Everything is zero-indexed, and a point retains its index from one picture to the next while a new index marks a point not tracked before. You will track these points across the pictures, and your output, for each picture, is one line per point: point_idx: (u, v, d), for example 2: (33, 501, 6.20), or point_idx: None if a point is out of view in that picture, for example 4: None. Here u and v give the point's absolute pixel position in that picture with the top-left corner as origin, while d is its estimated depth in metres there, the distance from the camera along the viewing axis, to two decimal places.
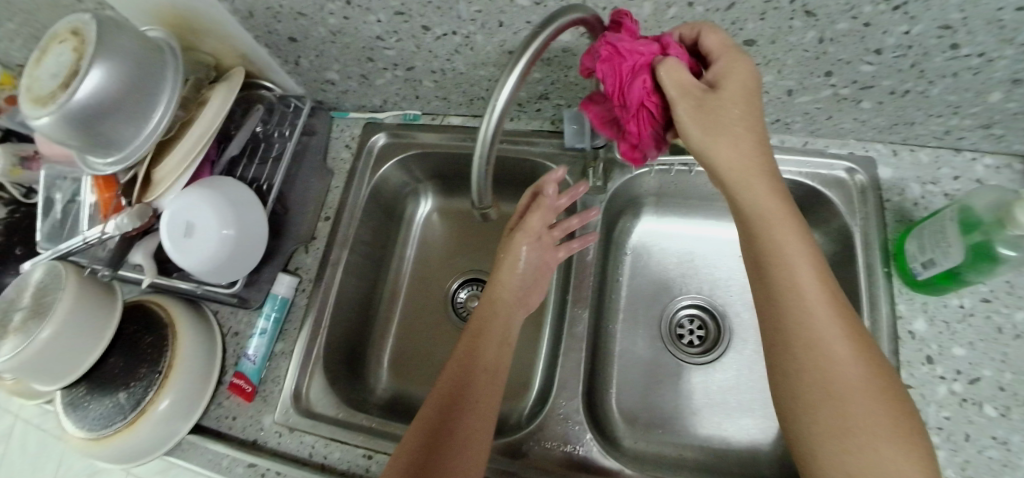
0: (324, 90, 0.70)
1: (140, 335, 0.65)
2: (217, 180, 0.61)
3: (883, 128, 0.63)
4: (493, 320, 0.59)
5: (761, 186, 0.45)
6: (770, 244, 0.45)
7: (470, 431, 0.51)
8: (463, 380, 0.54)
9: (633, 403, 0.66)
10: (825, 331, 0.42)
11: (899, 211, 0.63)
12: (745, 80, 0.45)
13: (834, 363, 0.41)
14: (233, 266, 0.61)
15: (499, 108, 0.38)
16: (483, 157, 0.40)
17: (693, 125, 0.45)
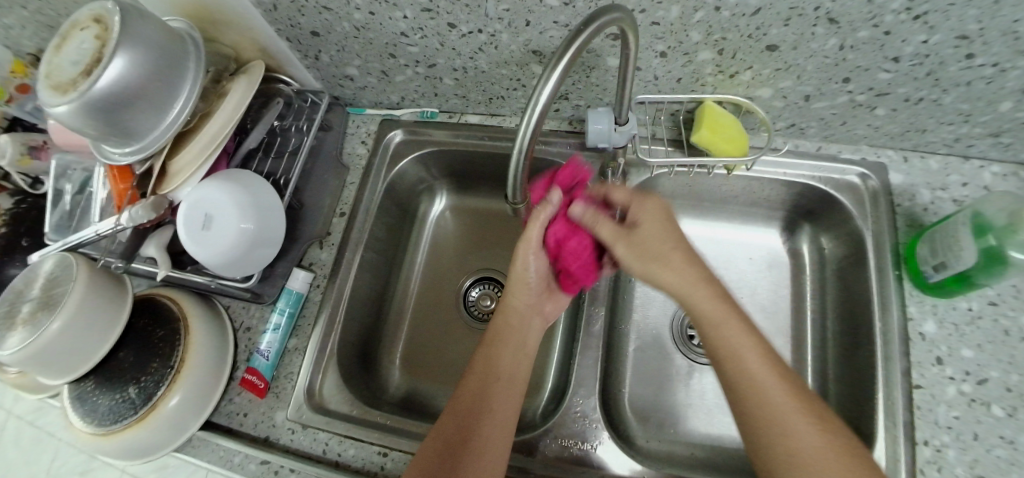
0: (342, 85, 0.70)
1: (150, 330, 0.63)
2: (236, 173, 0.60)
3: (895, 134, 0.65)
4: (511, 326, 0.58)
5: (699, 289, 0.48)
6: (716, 339, 0.47)
7: (492, 433, 0.51)
8: (482, 389, 0.54)
9: (646, 402, 0.66)
10: (780, 410, 0.43)
11: (910, 216, 0.64)
12: (655, 218, 0.53)
13: (794, 437, 0.42)
14: (249, 260, 0.61)
15: (542, 103, 0.39)
16: (519, 161, 0.42)
17: (628, 260, 0.52)
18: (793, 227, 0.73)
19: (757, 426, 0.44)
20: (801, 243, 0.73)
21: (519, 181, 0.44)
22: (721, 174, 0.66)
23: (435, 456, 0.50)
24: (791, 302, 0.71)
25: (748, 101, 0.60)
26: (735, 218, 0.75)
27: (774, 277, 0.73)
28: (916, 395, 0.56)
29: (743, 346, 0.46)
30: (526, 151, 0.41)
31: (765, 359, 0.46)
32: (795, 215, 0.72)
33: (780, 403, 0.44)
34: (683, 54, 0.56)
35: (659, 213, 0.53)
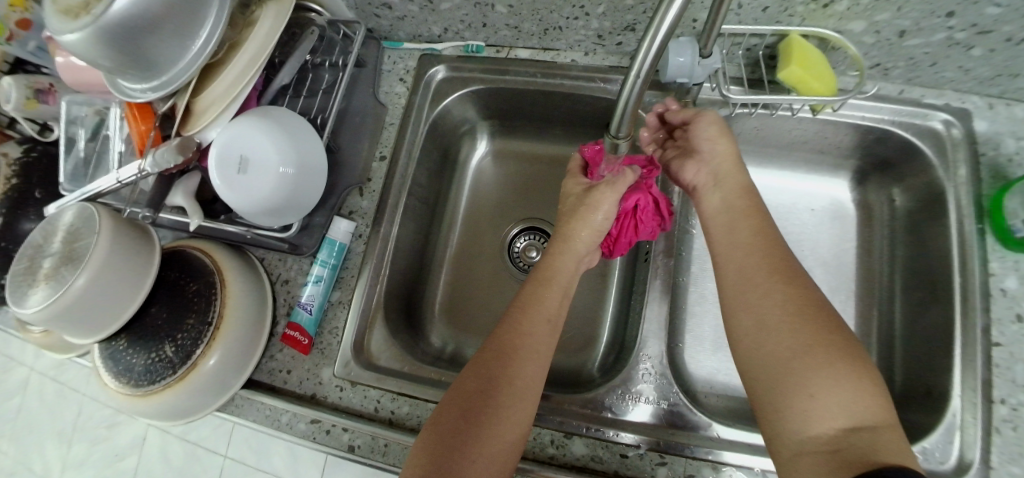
0: (378, 15, 0.63)
1: (184, 283, 0.59)
2: (269, 109, 0.55)
3: (985, 79, 0.59)
4: (566, 257, 0.56)
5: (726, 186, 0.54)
6: (727, 232, 0.52)
7: (538, 344, 0.50)
8: (547, 279, 0.54)
9: (704, 359, 0.64)
10: (769, 293, 0.46)
11: (994, 166, 0.59)
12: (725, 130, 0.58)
13: (779, 319, 0.45)
14: (290, 206, 0.56)
15: (669, 22, 0.34)
16: (637, 84, 0.39)
17: (703, 133, 0.55)
18: (862, 179, 0.69)
19: (751, 321, 0.46)
20: (869, 194, 0.69)
21: (631, 105, 0.41)
22: (805, 115, 0.61)
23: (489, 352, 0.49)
24: (855, 256, 0.69)
25: (840, 37, 0.55)
26: (798, 166, 0.71)
27: (837, 229, 0.70)
28: (995, 353, 0.54)
29: (752, 251, 0.49)
30: (649, 69, 0.37)
31: (774, 264, 0.48)
32: (867, 165, 0.68)
33: (784, 300, 0.45)
34: None
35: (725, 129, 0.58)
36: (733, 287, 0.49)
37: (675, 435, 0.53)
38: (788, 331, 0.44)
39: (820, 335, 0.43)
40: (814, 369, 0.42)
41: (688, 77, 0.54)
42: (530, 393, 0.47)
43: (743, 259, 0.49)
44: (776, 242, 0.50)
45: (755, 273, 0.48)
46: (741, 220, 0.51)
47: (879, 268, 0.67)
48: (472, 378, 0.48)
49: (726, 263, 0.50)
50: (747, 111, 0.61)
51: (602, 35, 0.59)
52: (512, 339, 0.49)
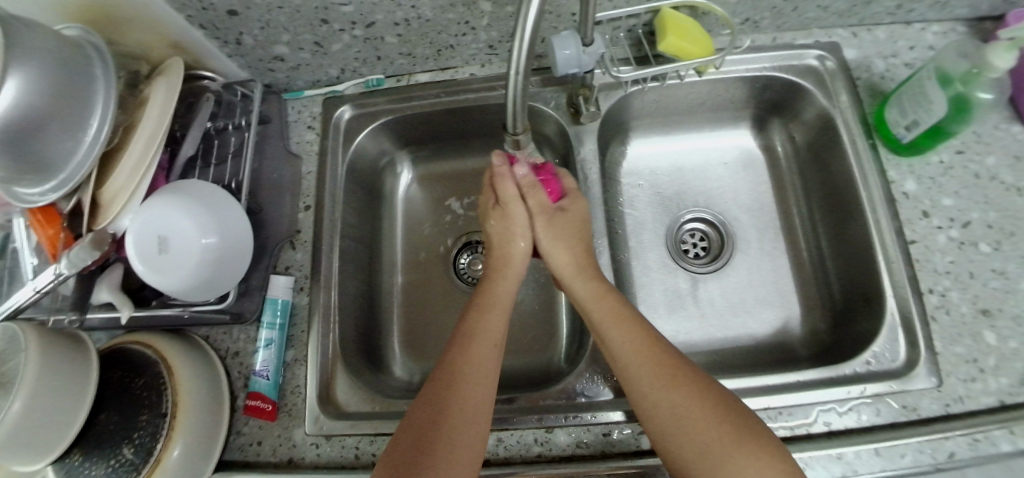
0: (271, 69, 0.63)
1: (129, 381, 0.55)
2: (181, 183, 0.54)
3: (844, 11, 0.64)
4: (503, 281, 0.58)
5: (588, 285, 0.55)
6: (596, 328, 0.53)
7: (485, 367, 0.50)
8: (487, 305, 0.55)
9: (662, 323, 0.67)
10: (644, 380, 0.48)
11: (870, 86, 0.65)
12: (578, 219, 0.59)
13: (663, 405, 0.47)
14: (222, 276, 0.55)
15: (534, 16, 0.36)
16: (519, 80, 0.41)
17: (544, 239, 0.58)
18: (761, 124, 0.74)
19: (655, 427, 0.47)
20: (771, 136, 0.74)
21: (520, 102, 0.43)
22: (693, 79, 0.66)
23: (424, 410, 0.47)
24: (773, 196, 0.73)
25: (705, 1, 0.58)
26: (705, 125, 0.74)
27: (752, 176, 0.74)
28: (914, 251, 0.59)
29: (625, 340, 0.51)
30: (524, 64, 0.39)
31: (646, 346, 0.50)
32: (762, 112, 0.72)
33: (675, 398, 0.47)
34: None
35: (582, 212, 0.59)
36: (622, 376, 0.50)
37: None
38: (675, 408, 0.46)
39: (717, 423, 0.45)
40: (711, 446, 0.44)
41: (576, 67, 0.55)
42: (480, 414, 0.48)
43: (619, 349, 0.51)
44: (653, 338, 0.51)
45: (642, 378, 0.48)
46: (609, 307, 0.53)
47: (797, 201, 0.71)
48: (402, 440, 0.46)
49: (619, 371, 0.50)
50: (639, 86, 0.64)
51: (492, 45, 0.63)
52: (456, 365, 0.50)
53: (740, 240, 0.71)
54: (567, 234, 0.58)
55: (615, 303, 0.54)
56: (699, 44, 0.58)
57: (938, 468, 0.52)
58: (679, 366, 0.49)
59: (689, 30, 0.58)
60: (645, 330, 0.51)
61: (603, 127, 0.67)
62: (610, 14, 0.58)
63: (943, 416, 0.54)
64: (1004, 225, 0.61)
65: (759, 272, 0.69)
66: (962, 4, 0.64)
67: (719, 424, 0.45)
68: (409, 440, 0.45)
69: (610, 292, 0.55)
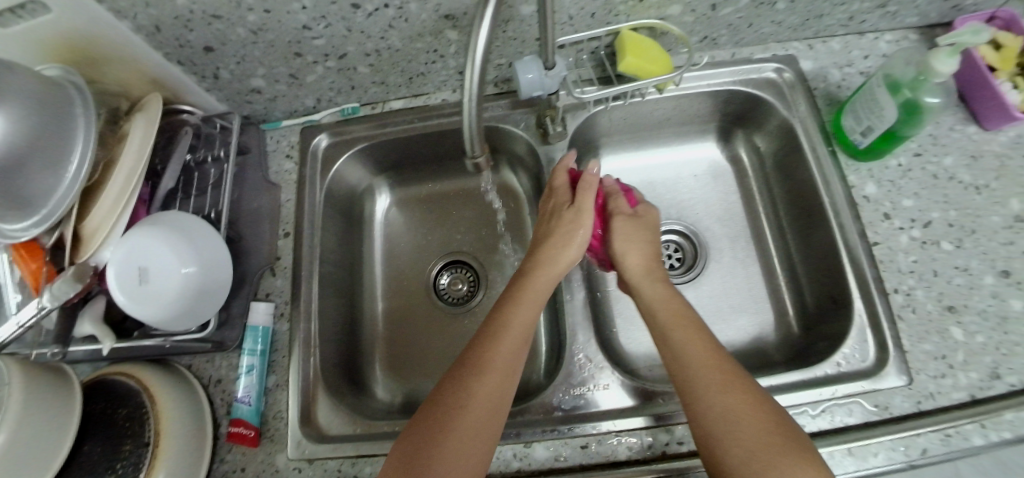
0: (249, 101, 0.66)
1: (113, 413, 0.56)
2: (160, 215, 0.55)
3: (797, 25, 0.67)
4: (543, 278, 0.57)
5: (658, 286, 0.58)
6: (659, 325, 0.55)
7: (509, 360, 0.50)
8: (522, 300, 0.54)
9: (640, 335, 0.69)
10: (699, 373, 0.49)
11: (827, 95, 0.68)
12: (648, 229, 0.63)
13: (710, 399, 0.47)
14: (202, 305, 0.56)
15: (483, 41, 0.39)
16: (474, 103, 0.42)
17: (618, 240, 0.62)
18: (726, 136, 0.76)
19: (702, 429, 0.46)
20: (735, 147, 0.76)
21: (476, 127, 0.45)
22: (654, 96, 0.68)
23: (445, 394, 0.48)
24: (742, 205, 0.75)
25: (661, 21, 0.61)
26: (674, 140, 0.77)
27: (722, 186, 0.76)
28: (877, 252, 0.61)
29: (687, 338, 0.52)
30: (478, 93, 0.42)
31: (707, 347, 0.51)
32: (726, 125, 0.75)
33: (728, 403, 0.46)
34: None
35: (649, 223, 0.63)
36: (676, 367, 0.51)
37: (624, 413, 0.56)
38: (725, 405, 0.46)
39: (768, 432, 0.44)
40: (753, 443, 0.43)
41: (544, 88, 0.58)
42: (496, 406, 0.47)
43: (678, 343, 0.52)
44: (714, 346, 0.51)
45: (696, 379, 0.48)
46: (674, 308, 0.55)
47: (765, 208, 0.73)
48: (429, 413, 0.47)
49: (672, 363, 0.51)
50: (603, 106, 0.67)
51: (462, 71, 0.66)
52: (479, 354, 0.50)
53: (713, 250, 0.73)
54: (640, 236, 0.62)
55: (680, 305, 0.55)
56: (659, 63, 0.61)
57: (912, 464, 0.53)
58: (737, 371, 0.49)
59: (647, 53, 0.61)
60: (708, 336, 0.52)
61: (573, 145, 0.69)
62: (572, 37, 0.60)
63: (915, 413, 0.55)
64: (964, 222, 0.63)
65: (733, 280, 0.71)
66: (911, 13, 0.68)
67: (772, 433, 0.44)
68: (431, 421, 0.46)
69: (678, 297, 0.56)
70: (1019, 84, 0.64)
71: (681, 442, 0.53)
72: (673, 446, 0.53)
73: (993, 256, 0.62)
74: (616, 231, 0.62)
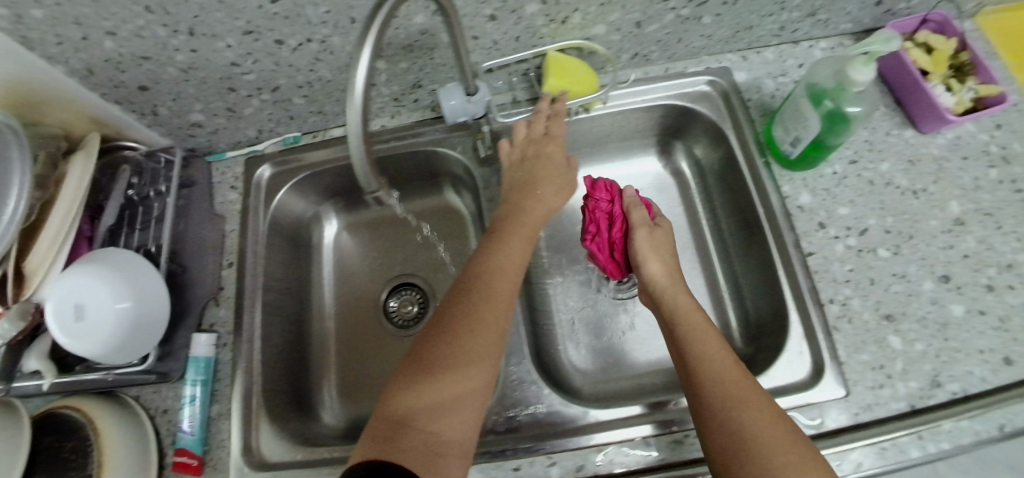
0: (192, 135, 0.68)
1: (59, 446, 0.56)
2: (97, 253, 0.56)
3: (728, 38, 0.68)
4: (534, 218, 0.59)
5: (682, 297, 0.59)
6: (680, 335, 0.55)
7: (497, 294, 0.53)
8: (508, 237, 0.57)
9: (587, 351, 0.70)
10: (719, 383, 0.49)
11: (761, 106, 0.68)
12: (665, 242, 0.64)
13: (730, 407, 0.47)
14: (141, 338, 0.57)
15: (359, 90, 0.38)
16: (359, 147, 0.40)
17: (640, 248, 0.63)
18: (665, 149, 0.77)
19: (718, 443, 0.46)
20: (676, 160, 0.77)
21: (367, 169, 0.42)
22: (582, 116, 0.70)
23: (439, 327, 0.50)
24: (686, 218, 0.75)
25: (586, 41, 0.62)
26: (617, 155, 0.77)
27: (666, 200, 0.76)
28: (812, 262, 0.61)
29: (706, 349, 0.52)
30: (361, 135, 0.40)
31: (726, 359, 0.51)
32: (666, 138, 0.76)
33: (749, 418, 0.46)
34: (511, 12, 0.57)
35: (667, 238, 0.65)
36: (695, 374, 0.51)
37: (554, 433, 0.57)
38: (745, 416, 0.46)
39: (787, 449, 0.43)
40: (768, 452, 0.43)
41: (469, 113, 0.61)
42: (486, 336, 0.50)
43: (698, 351, 0.52)
44: (737, 362, 0.51)
45: (717, 391, 0.48)
46: (696, 319, 0.56)
47: (707, 220, 0.74)
48: (422, 349, 0.49)
49: (691, 369, 0.51)
50: None
51: (397, 98, 0.67)
52: (469, 287, 0.53)
53: None
54: (660, 247, 0.63)
55: (702, 317, 0.56)
56: (585, 86, 0.64)
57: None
58: (757, 385, 0.49)
59: (573, 75, 0.63)
60: (728, 349, 0.52)
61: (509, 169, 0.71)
62: (497, 61, 0.61)
63: (852, 426, 0.55)
64: (901, 229, 0.62)
65: None
66: (843, 20, 0.68)
67: (791, 450, 0.43)
68: (424, 353, 0.49)
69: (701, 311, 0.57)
70: (952, 86, 0.64)
71: (612, 461, 0.54)
72: (604, 465, 0.54)
73: (932, 262, 0.61)
74: (636, 238, 0.63)
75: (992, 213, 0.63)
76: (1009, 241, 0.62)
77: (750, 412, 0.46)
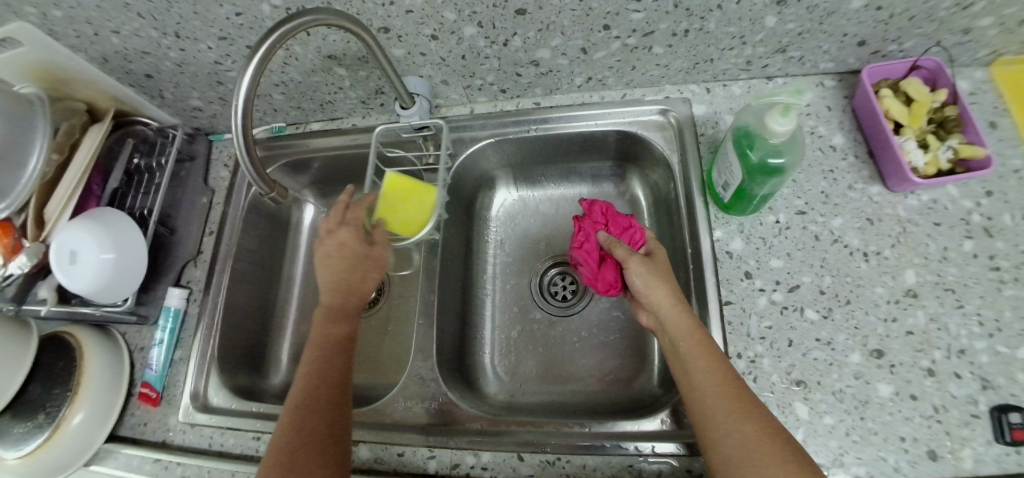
0: (196, 117, 0.79)
1: (52, 360, 0.67)
2: (99, 210, 0.68)
3: (688, 69, 0.66)
4: (343, 322, 0.59)
5: (682, 315, 0.53)
6: (681, 361, 0.51)
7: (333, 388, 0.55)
8: (327, 354, 0.57)
9: (515, 359, 0.72)
10: (724, 418, 0.46)
11: (713, 142, 0.66)
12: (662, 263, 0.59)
13: (740, 443, 0.45)
14: (122, 284, 0.68)
15: (242, 99, 0.48)
16: (241, 141, 0.51)
17: (638, 277, 0.56)
18: (621, 175, 0.76)
19: (720, 456, 0.45)
20: (631, 186, 0.76)
21: (255, 170, 0.55)
22: (528, 134, 0.71)
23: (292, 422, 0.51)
24: None
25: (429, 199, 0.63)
26: (575, 175, 0.78)
27: None
28: (727, 311, 0.59)
29: (708, 372, 0.48)
30: (244, 135, 0.50)
31: (727, 384, 0.48)
32: (622, 163, 0.75)
33: (753, 439, 0.44)
34: (451, 33, 0.59)
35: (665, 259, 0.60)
36: (699, 407, 0.48)
37: (442, 429, 0.60)
38: (752, 451, 0.44)
39: (786, 460, 0.43)
40: None
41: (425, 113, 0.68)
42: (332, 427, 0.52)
43: (701, 378, 0.49)
44: (729, 368, 0.49)
45: (716, 406, 0.47)
46: (696, 342, 0.50)
47: None
48: (282, 441, 0.50)
49: (694, 401, 0.48)
50: (486, 142, 0.73)
51: (364, 101, 0.73)
52: (314, 378, 0.55)
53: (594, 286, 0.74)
54: (659, 271, 0.57)
55: (703, 337, 0.51)
56: (402, 228, 0.62)
57: None
58: (763, 411, 0.46)
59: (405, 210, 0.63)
60: (730, 370, 0.49)
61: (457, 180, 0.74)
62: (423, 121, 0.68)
63: None
64: (839, 291, 0.58)
65: (608, 319, 0.71)
66: (822, 59, 0.63)
67: (788, 458, 0.43)
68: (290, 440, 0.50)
69: (703, 331, 0.52)
70: (928, 143, 0.58)
71: (484, 468, 0.57)
72: (476, 470, 0.57)
73: (866, 333, 0.56)
74: (632, 265, 0.57)
75: (954, 290, 0.56)
76: (968, 324, 0.55)
77: (757, 441, 0.44)
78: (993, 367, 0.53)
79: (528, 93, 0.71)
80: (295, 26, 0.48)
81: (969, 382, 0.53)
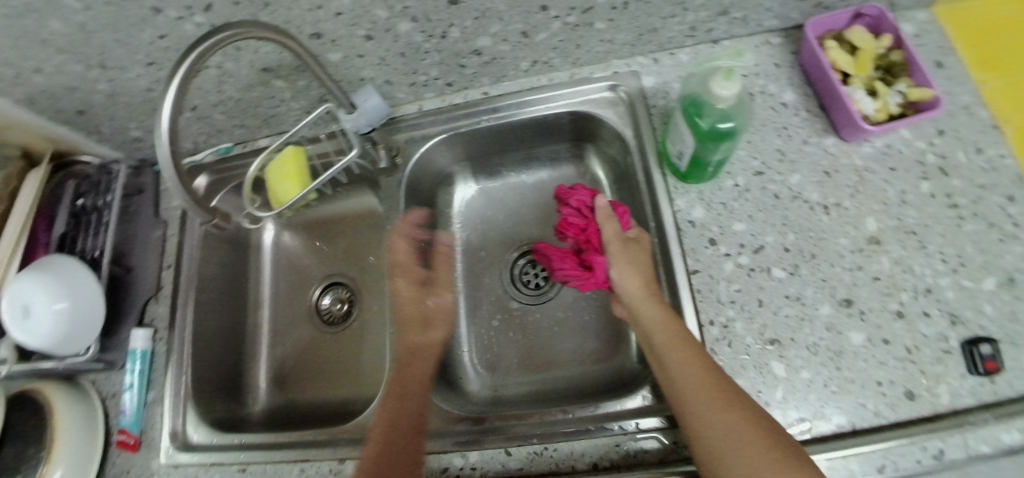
0: (138, 147, 0.76)
1: (22, 420, 0.65)
2: (47, 259, 0.65)
3: (633, 41, 0.65)
4: (433, 330, 0.67)
5: (653, 308, 0.54)
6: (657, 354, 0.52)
7: (415, 389, 0.61)
8: (412, 359, 0.64)
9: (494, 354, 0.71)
10: (700, 406, 0.46)
11: (666, 112, 0.65)
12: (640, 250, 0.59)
13: (718, 429, 0.45)
14: (82, 333, 0.65)
15: (163, 119, 0.47)
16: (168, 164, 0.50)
17: (614, 262, 0.58)
18: (578, 155, 0.76)
19: (701, 442, 0.46)
20: (590, 166, 0.76)
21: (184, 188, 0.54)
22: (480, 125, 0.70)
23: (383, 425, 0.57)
24: None
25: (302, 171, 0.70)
26: (534, 161, 0.77)
27: None
28: (695, 281, 0.59)
29: (683, 362, 0.49)
30: (171, 157, 0.49)
31: (702, 371, 0.48)
32: (579, 143, 0.74)
33: (730, 423, 0.44)
34: (386, 31, 0.57)
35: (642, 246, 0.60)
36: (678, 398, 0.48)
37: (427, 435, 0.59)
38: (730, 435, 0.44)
39: (760, 436, 0.43)
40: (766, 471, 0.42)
41: (366, 125, 0.65)
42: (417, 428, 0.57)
43: (675, 369, 0.49)
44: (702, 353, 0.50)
45: (692, 395, 0.47)
46: (669, 333, 0.51)
47: None
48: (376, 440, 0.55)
49: (674, 392, 0.49)
50: (439, 137, 0.71)
51: (309, 111, 0.71)
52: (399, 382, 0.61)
53: None
54: (634, 258, 0.58)
55: (675, 327, 0.52)
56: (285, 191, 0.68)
57: None
58: (738, 393, 0.47)
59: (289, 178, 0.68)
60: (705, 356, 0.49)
61: (414, 181, 0.73)
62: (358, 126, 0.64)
63: None
64: (803, 247, 0.58)
65: (581, 302, 0.71)
66: (763, 17, 0.63)
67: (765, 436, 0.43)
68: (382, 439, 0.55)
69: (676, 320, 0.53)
70: (876, 90, 0.58)
71: (473, 468, 0.56)
72: (465, 471, 0.56)
73: (833, 284, 0.56)
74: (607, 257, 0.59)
75: (915, 232, 0.56)
76: (931, 263, 0.55)
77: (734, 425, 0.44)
78: (960, 303, 0.53)
79: (475, 83, 0.70)
80: (213, 43, 0.46)
81: (938, 320, 0.53)
